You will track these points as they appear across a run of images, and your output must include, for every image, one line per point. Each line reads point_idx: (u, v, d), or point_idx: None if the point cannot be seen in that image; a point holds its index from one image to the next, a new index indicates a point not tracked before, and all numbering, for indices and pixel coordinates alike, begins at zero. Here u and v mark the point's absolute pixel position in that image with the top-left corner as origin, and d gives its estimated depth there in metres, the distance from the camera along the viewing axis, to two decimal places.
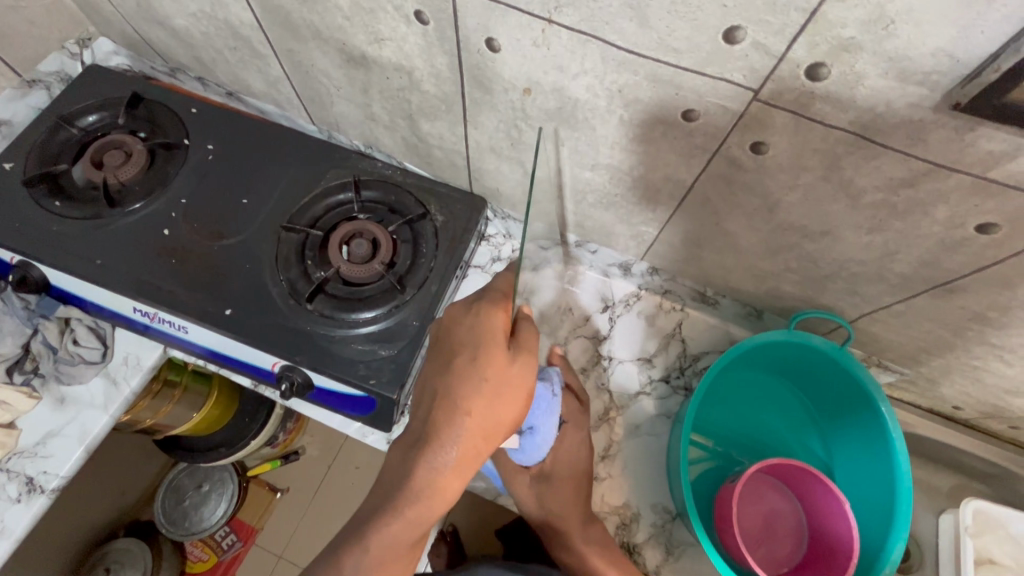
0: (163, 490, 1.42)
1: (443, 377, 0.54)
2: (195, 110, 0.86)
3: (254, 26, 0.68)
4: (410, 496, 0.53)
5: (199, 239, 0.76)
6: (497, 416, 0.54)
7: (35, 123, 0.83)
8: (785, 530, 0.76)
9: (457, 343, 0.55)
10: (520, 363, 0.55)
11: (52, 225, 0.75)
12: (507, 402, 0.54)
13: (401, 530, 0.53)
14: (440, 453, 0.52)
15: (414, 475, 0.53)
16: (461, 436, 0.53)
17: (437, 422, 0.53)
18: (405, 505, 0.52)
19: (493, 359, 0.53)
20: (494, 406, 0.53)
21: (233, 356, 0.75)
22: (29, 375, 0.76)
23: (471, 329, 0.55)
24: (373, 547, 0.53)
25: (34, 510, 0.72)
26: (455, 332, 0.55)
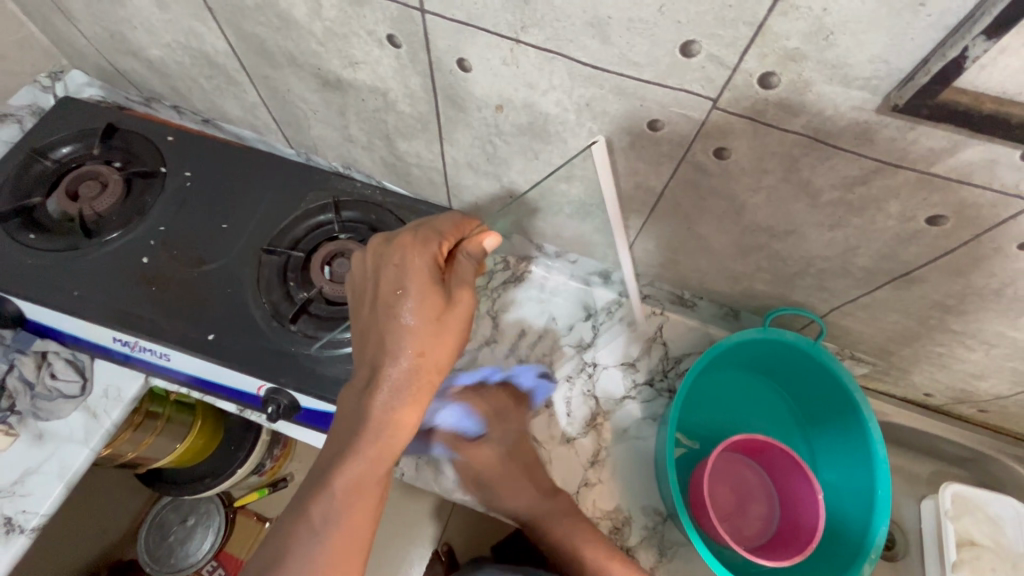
0: (145, 527, 1.40)
1: (378, 316, 0.58)
2: (172, 138, 0.86)
3: (229, 53, 0.69)
4: (373, 433, 0.56)
5: (179, 266, 0.76)
6: (450, 329, 0.57)
7: (8, 157, 0.82)
8: (756, 514, 0.78)
9: (384, 289, 0.59)
10: (454, 290, 0.58)
11: (27, 258, 0.75)
12: (440, 329, 0.56)
13: (362, 475, 0.56)
14: (376, 389, 0.56)
15: (373, 414, 0.55)
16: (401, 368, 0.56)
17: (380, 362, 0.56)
18: (364, 443, 0.56)
19: (421, 270, 0.58)
20: (446, 316, 0.57)
21: (216, 381, 0.75)
22: (5, 413, 0.75)
23: (389, 270, 0.59)
24: (341, 492, 0.55)
25: (12, 551, 0.69)
26: (378, 276, 0.60)
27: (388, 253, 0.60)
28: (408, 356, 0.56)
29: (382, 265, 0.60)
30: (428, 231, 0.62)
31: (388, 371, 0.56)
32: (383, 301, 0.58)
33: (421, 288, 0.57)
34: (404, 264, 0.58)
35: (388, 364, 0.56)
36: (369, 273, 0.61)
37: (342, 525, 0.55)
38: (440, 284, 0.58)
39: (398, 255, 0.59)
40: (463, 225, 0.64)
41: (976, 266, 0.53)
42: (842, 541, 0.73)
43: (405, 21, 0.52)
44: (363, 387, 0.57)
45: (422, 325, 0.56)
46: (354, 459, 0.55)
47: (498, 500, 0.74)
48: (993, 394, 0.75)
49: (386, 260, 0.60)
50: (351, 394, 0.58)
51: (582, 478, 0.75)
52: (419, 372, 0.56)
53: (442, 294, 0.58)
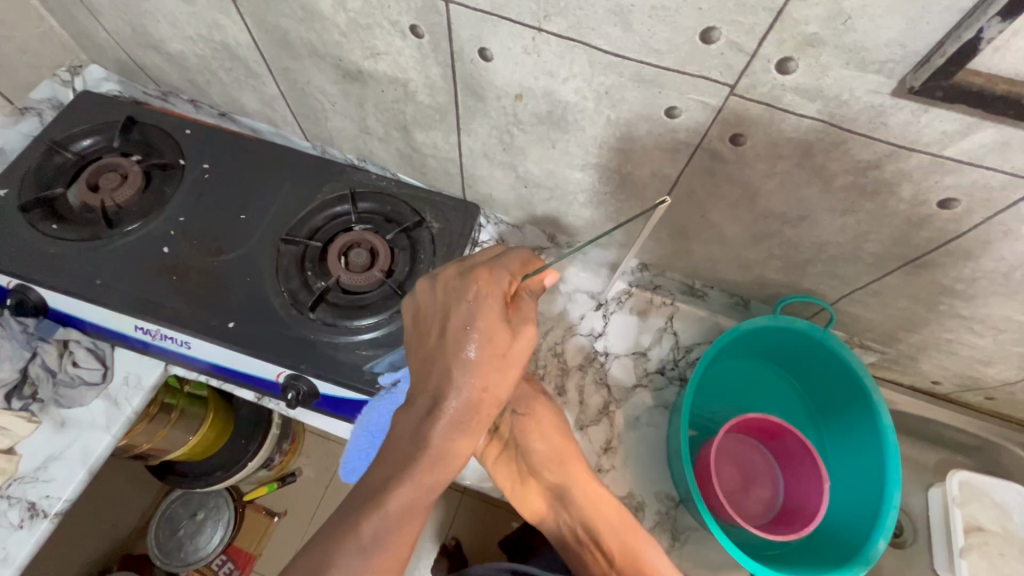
0: (155, 522, 1.40)
1: (441, 346, 0.56)
2: (189, 132, 0.87)
3: (250, 45, 0.70)
4: (432, 460, 0.55)
5: (199, 256, 0.77)
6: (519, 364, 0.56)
7: (29, 149, 0.83)
8: (757, 497, 0.81)
9: (454, 318, 0.56)
10: (521, 331, 0.56)
11: (50, 248, 0.76)
12: (507, 371, 0.55)
13: (414, 498, 0.54)
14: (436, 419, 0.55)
15: (434, 444, 0.55)
16: (465, 404, 0.55)
17: (442, 396, 0.55)
18: (423, 469, 0.55)
19: (492, 306, 0.55)
20: (513, 354, 0.56)
21: (237, 369, 0.76)
22: (28, 401, 0.76)
23: (457, 301, 0.56)
24: (394, 509, 0.53)
25: (36, 536, 0.70)
26: (450, 304, 0.57)
27: (462, 282, 0.58)
28: (471, 391, 0.55)
29: (451, 298, 0.57)
30: (498, 263, 0.59)
31: (449, 405, 0.55)
32: (456, 333, 0.55)
33: (490, 324, 0.55)
34: (476, 300, 0.55)
35: (454, 395, 0.55)
36: (438, 300, 0.58)
37: (393, 544, 0.53)
38: (508, 322, 0.56)
39: (473, 283, 0.57)
40: (529, 263, 0.61)
41: (986, 249, 0.54)
42: (846, 531, 0.74)
43: (429, 12, 0.54)
44: (425, 413, 0.56)
45: (489, 363, 0.55)
46: (410, 484, 0.54)
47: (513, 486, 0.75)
48: (1001, 380, 0.76)
49: (457, 295, 0.57)
50: (407, 420, 0.57)
51: (595, 464, 0.76)
52: (483, 406, 0.55)
53: (513, 332, 0.55)
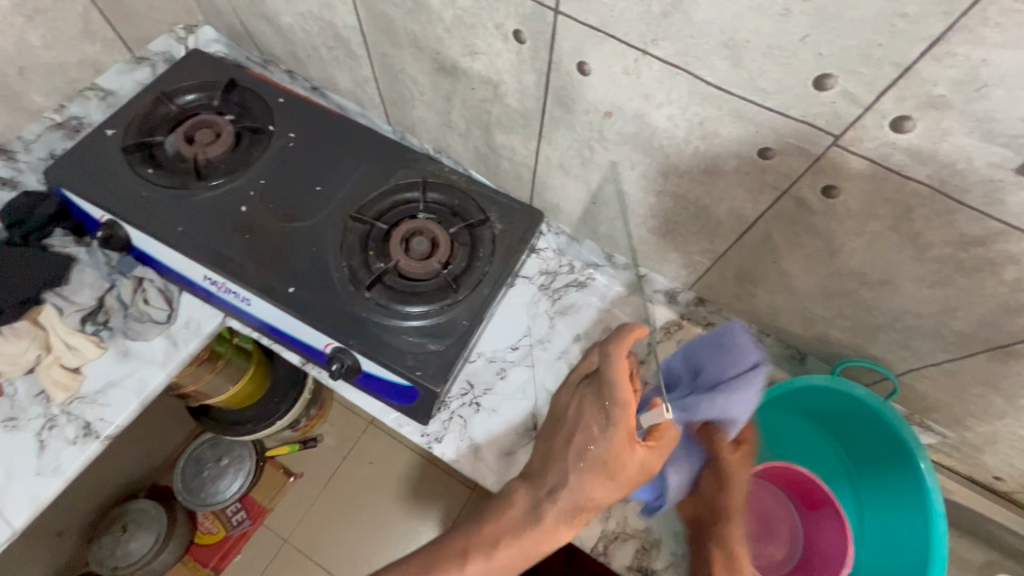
0: (182, 461, 1.46)
1: (615, 393, 0.56)
2: (282, 101, 0.91)
3: (356, 28, 0.73)
4: (606, 472, 0.54)
5: (273, 219, 0.81)
6: (614, 491, 0.55)
7: (139, 97, 0.90)
8: (768, 554, 0.77)
9: (571, 427, 0.58)
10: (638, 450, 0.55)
11: (142, 191, 0.81)
12: (628, 444, 0.54)
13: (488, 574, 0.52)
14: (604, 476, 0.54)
15: (620, 458, 0.54)
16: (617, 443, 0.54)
17: (611, 436, 0.54)
18: (595, 482, 0.54)
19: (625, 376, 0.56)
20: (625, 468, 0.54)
21: (288, 332, 0.79)
22: (100, 326, 0.81)
23: (613, 376, 0.57)
24: (548, 522, 0.54)
25: (87, 453, 0.76)
26: (591, 428, 0.56)
27: (597, 382, 0.60)
28: (632, 461, 0.54)
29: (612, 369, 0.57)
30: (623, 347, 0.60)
31: (622, 460, 0.54)
32: (581, 444, 0.56)
33: (616, 385, 0.56)
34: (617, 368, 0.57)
35: (564, 493, 0.55)
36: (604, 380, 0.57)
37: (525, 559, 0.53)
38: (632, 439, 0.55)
39: (590, 398, 0.59)
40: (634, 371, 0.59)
41: None
42: None
43: (535, 19, 0.54)
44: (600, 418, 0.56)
45: (616, 428, 0.55)
46: (460, 528, 0.55)
47: None
48: None
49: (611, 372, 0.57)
50: (587, 428, 0.56)
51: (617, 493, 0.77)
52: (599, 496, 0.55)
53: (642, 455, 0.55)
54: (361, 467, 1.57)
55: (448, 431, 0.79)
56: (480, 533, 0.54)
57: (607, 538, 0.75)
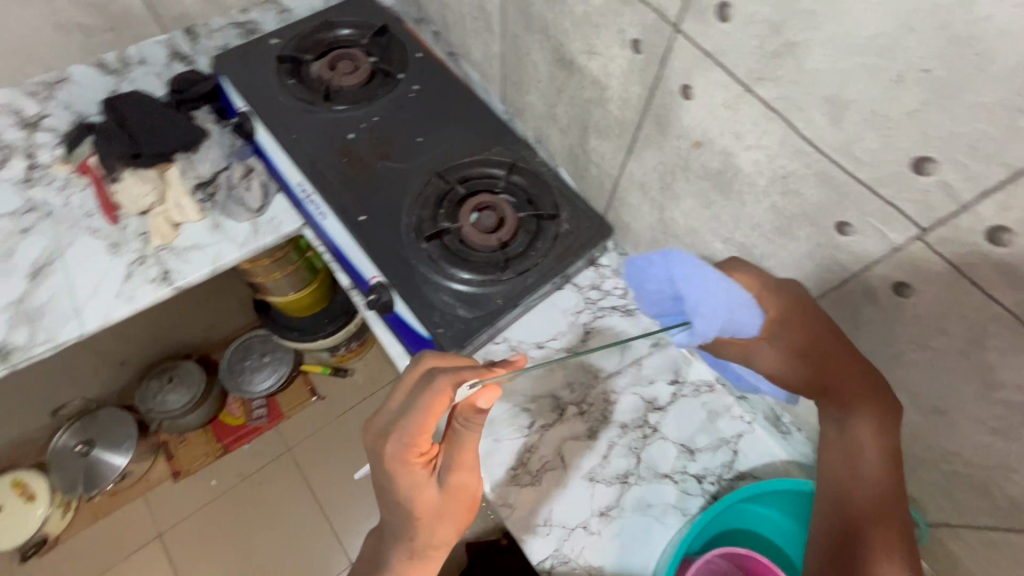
0: (235, 343, 1.64)
1: (397, 440, 0.55)
2: (420, 56, 0.99)
3: (499, 5, 0.78)
4: (411, 516, 0.58)
5: (372, 153, 0.88)
6: (445, 522, 0.59)
7: (308, 19, 1.01)
8: None
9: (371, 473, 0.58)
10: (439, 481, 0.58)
11: (280, 96, 0.92)
12: (428, 484, 0.57)
13: None
14: (424, 527, 0.58)
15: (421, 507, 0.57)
16: (421, 488, 0.57)
17: (399, 480, 0.56)
18: (411, 524, 0.58)
19: (418, 418, 0.54)
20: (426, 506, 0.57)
21: (346, 255, 0.84)
22: (206, 197, 0.93)
23: (405, 405, 0.56)
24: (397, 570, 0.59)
25: (157, 295, 0.86)
26: (384, 480, 0.57)
27: (390, 407, 0.57)
28: (437, 495, 0.58)
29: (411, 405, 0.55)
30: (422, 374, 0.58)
31: (424, 499, 0.57)
32: (387, 504, 0.59)
33: (405, 418, 0.54)
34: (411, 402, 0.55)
35: (394, 546, 0.60)
36: (394, 416, 0.56)
37: None
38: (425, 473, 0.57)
39: (376, 424, 0.57)
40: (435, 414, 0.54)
41: None
42: None
43: (654, 32, 0.55)
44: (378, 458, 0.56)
45: (406, 465, 0.56)
46: None
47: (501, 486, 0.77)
48: None
49: (405, 408, 0.55)
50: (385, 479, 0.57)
51: (583, 520, 0.75)
52: (427, 528, 0.58)
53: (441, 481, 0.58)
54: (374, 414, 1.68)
55: None
56: None
57: (557, 559, 0.73)
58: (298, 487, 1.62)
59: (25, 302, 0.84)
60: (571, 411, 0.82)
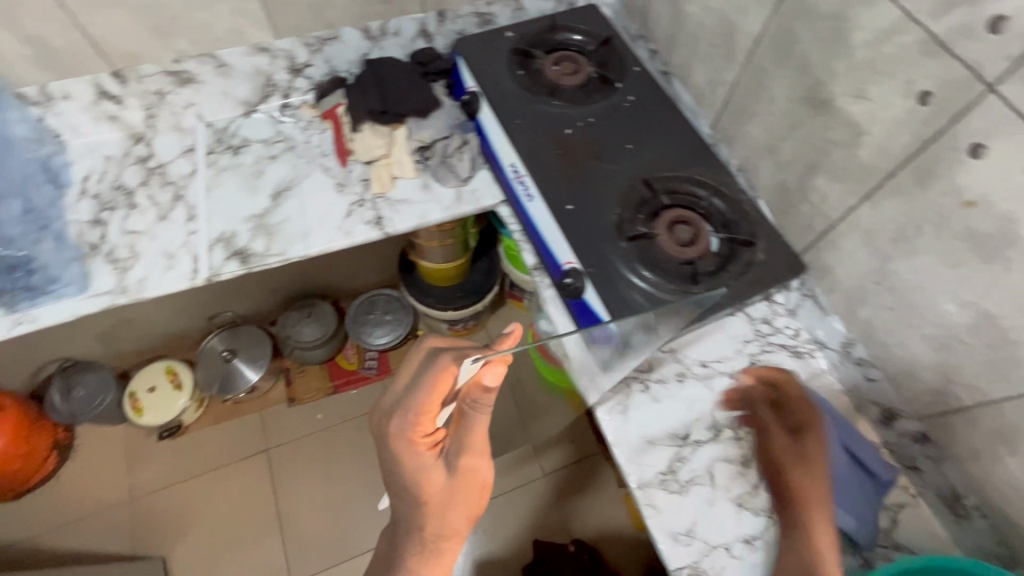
0: (364, 296, 1.76)
1: (415, 415, 0.70)
2: (636, 69, 1.04)
3: (753, 36, 0.81)
4: (450, 497, 0.74)
5: (583, 150, 0.94)
6: (470, 497, 0.75)
7: (539, 19, 1.09)
8: None
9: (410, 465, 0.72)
10: (465, 466, 0.74)
11: (509, 84, 1.01)
12: (468, 469, 0.74)
13: None
14: (440, 492, 0.73)
15: (420, 468, 0.72)
16: (460, 473, 0.73)
17: (451, 465, 0.73)
18: (454, 504, 0.74)
19: (422, 392, 0.70)
20: (442, 485, 0.73)
21: (544, 237, 0.91)
22: (422, 159, 1.03)
23: (421, 380, 0.71)
24: None
25: (369, 236, 0.97)
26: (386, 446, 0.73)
27: (415, 400, 0.70)
28: (463, 477, 0.74)
29: (419, 381, 0.71)
30: (428, 356, 0.74)
31: (460, 483, 0.74)
32: (402, 483, 0.74)
33: (434, 408, 0.70)
34: (418, 381, 0.71)
35: (426, 526, 0.74)
36: (404, 392, 0.72)
37: None
38: (448, 453, 0.73)
39: (426, 418, 0.71)
40: (415, 361, 0.75)
41: None
42: None
43: (959, 87, 0.56)
44: (433, 454, 0.72)
45: (457, 455, 0.74)
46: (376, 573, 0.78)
47: (649, 487, 0.80)
48: None
49: (423, 385, 0.70)
50: (432, 471, 0.72)
51: (727, 542, 0.77)
52: (442, 509, 0.74)
53: (454, 463, 0.73)
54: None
55: (613, 389, 0.86)
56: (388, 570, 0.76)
57: (696, 570, 0.75)
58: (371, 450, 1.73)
59: (266, 218, 0.97)
60: (727, 434, 0.84)
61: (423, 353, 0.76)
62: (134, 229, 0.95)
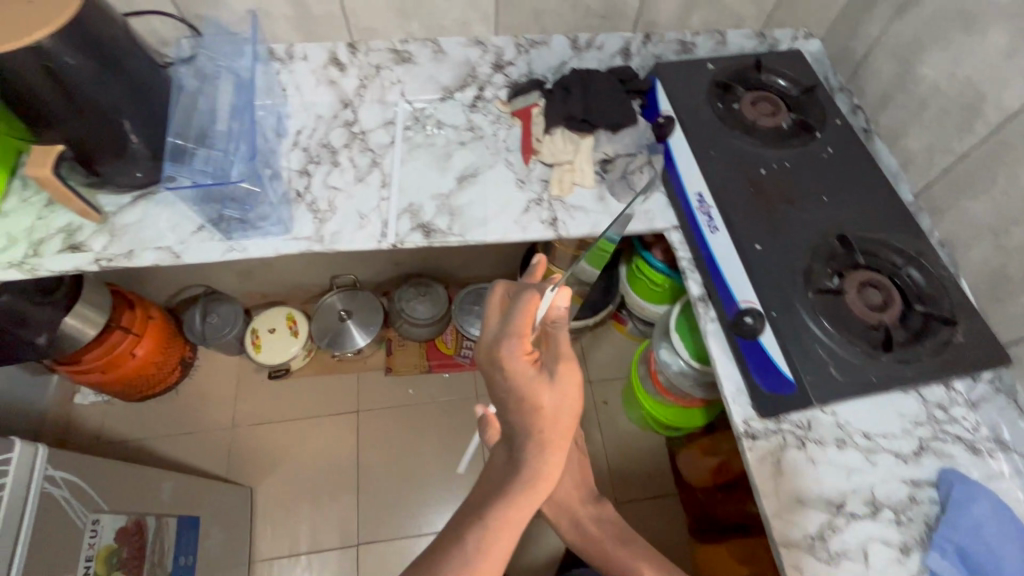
0: (473, 286, 1.80)
1: (512, 331, 0.63)
2: (839, 121, 1.02)
3: (1010, 114, 0.79)
4: (553, 417, 0.64)
5: (778, 194, 0.94)
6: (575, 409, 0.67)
7: (742, 56, 1.09)
8: None
9: (512, 382, 0.64)
10: (565, 377, 0.66)
11: (706, 115, 1.02)
12: (570, 381, 0.66)
13: (494, 528, 0.60)
14: (542, 412, 0.64)
15: (528, 381, 0.63)
16: (564, 381, 0.66)
17: (556, 374, 0.66)
18: (559, 424, 0.65)
19: (524, 308, 0.64)
20: (549, 411, 0.64)
21: (721, 271, 0.92)
22: (601, 171, 1.06)
23: (516, 306, 0.65)
24: (490, 526, 0.60)
25: (543, 235, 1.00)
26: (497, 372, 0.65)
27: (510, 319, 0.64)
28: (565, 390, 0.65)
29: (513, 303, 0.66)
30: (520, 287, 0.68)
31: (561, 399, 0.65)
32: (509, 400, 0.65)
33: (531, 321, 0.64)
34: (513, 303, 0.65)
35: (529, 443, 0.65)
36: (503, 317, 0.65)
37: (502, 522, 0.61)
38: (548, 368, 0.66)
39: (525, 333, 0.64)
40: (500, 297, 0.69)
41: None
42: None
43: None
44: (534, 367, 0.64)
45: (562, 370, 0.66)
46: (462, 518, 0.62)
47: (798, 550, 0.77)
48: None
49: (516, 308, 0.65)
50: (537, 385, 0.64)
51: None
52: (553, 438, 0.65)
53: (559, 379, 0.65)
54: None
55: (768, 438, 0.83)
56: (480, 508, 0.62)
57: None
58: (435, 438, 1.77)
59: (450, 199, 1.03)
60: (887, 515, 0.79)
61: (508, 292, 0.69)
62: (335, 185, 1.03)
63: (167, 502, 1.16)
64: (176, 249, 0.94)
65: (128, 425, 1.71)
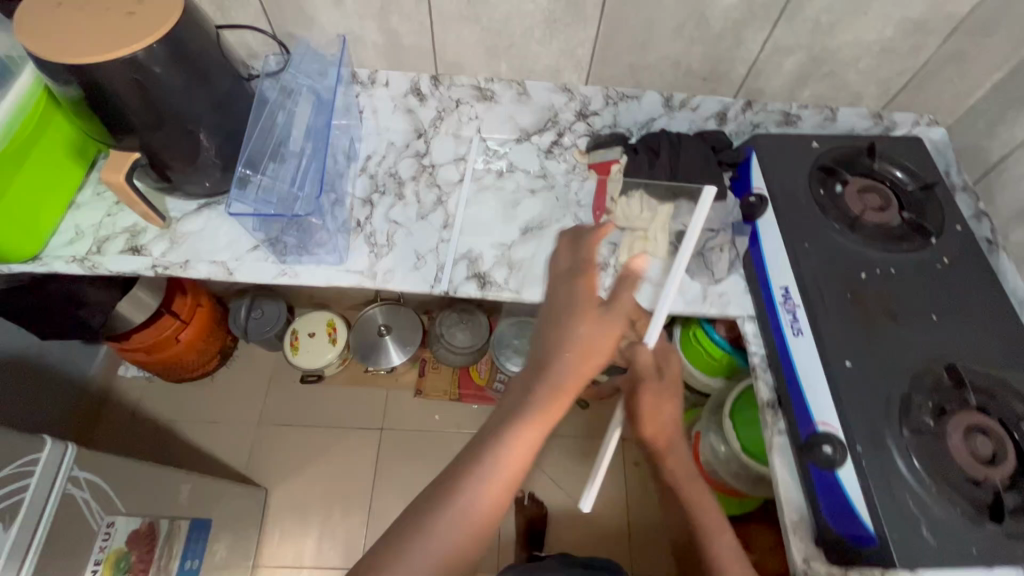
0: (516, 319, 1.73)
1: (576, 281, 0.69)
2: (959, 228, 0.90)
3: None
4: (589, 352, 0.64)
5: (878, 304, 0.83)
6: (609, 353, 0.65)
7: (853, 138, 0.99)
8: None
9: (564, 322, 0.66)
10: (612, 316, 0.67)
11: (805, 200, 0.92)
12: (608, 328, 0.66)
13: (528, 437, 0.60)
14: (578, 322, 0.66)
15: (573, 299, 0.67)
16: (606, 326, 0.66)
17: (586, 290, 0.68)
18: (594, 358, 0.64)
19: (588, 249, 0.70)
20: (585, 342, 0.64)
21: (799, 382, 0.82)
22: (678, 243, 0.97)
23: (578, 255, 0.71)
24: (518, 444, 0.59)
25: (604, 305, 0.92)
26: (560, 319, 0.66)
27: (568, 256, 0.72)
28: (606, 327, 0.66)
29: (576, 250, 0.71)
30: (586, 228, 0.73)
31: (600, 339, 0.65)
32: (558, 345, 0.64)
33: (587, 255, 0.70)
34: (576, 245, 0.72)
35: (557, 364, 0.64)
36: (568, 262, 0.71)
37: (512, 450, 0.59)
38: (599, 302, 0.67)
39: (590, 279, 0.68)
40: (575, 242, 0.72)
41: None
42: None
43: None
44: (583, 307, 0.66)
45: (610, 314, 0.67)
46: (495, 419, 0.63)
47: None
48: None
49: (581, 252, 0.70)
50: (593, 327, 0.65)
51: None
52: (566, 391, 0.63)
53: (608, 318, 0.67)
54: (581, 456, 1.53)
55: None
56: (508, 412, 0.62)
57: None
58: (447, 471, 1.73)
59: (511, 251, 0.98)
60: None
61: (580, 235, 0.72)
62: (396, 220, 0.99)
63: (184, 505, 1.16)
64: (230, 265, 0.92)
65: (163, 405, 1.75)
